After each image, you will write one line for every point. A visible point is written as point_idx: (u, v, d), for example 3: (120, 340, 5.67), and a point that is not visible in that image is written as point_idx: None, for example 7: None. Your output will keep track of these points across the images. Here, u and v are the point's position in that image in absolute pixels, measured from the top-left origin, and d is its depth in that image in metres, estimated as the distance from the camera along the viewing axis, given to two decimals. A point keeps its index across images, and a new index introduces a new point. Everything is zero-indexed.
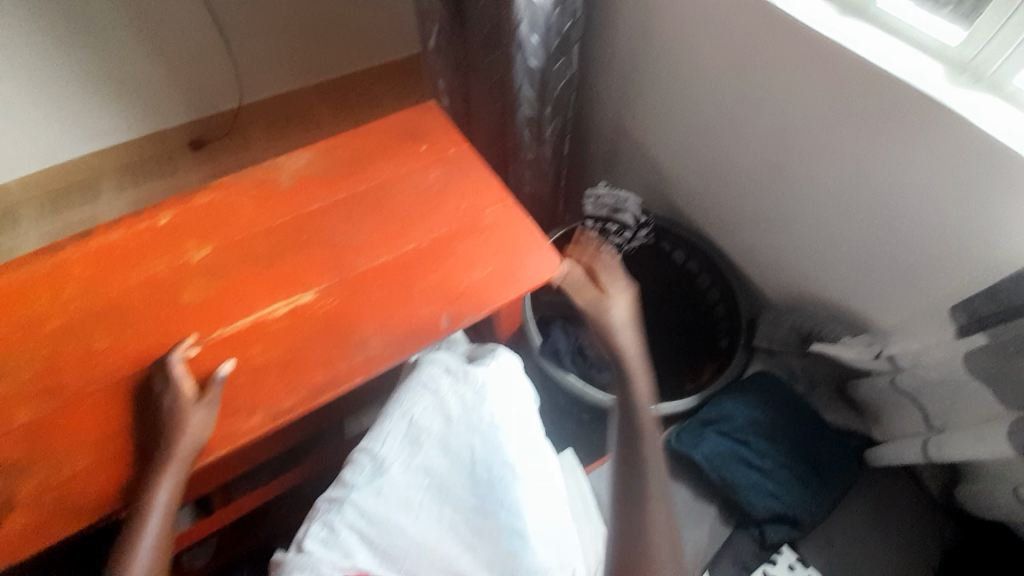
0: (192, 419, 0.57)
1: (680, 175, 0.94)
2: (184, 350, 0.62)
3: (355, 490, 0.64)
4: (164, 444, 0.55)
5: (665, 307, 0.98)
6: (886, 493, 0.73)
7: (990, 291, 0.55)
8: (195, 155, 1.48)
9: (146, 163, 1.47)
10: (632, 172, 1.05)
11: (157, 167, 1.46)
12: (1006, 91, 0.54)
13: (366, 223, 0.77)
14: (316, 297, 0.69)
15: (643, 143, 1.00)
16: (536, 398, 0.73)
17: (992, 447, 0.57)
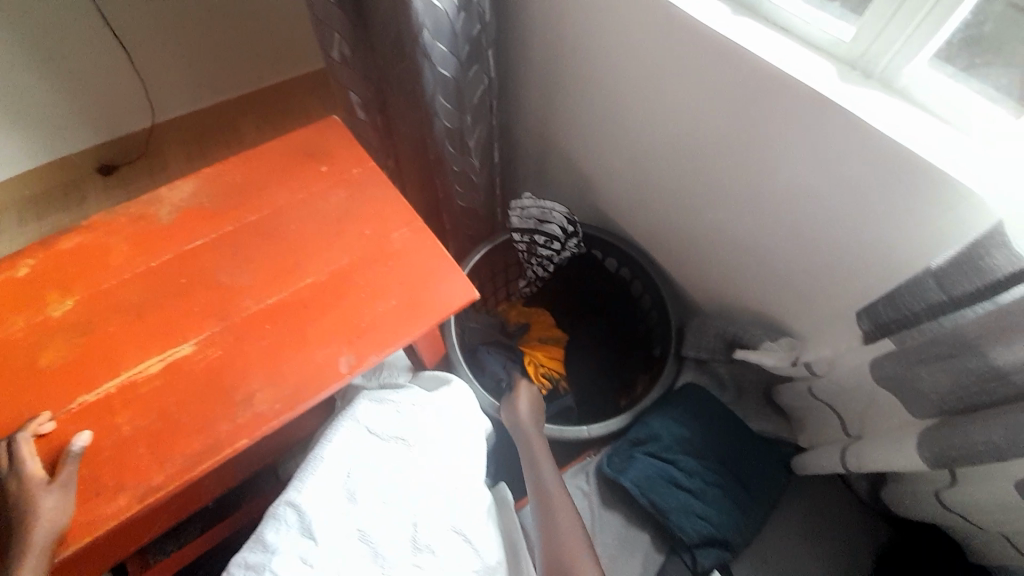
0: (44, 504, 0.53)
1: (612, 176, 0.96)
2: (35, 428, 0.58)
3: (277, 556, 0.59)
4: (17, 535, 0.53)
5: (607, 316, 1.03)
6: (817, 499, 0.72)
7: (890, 296, 0.51)
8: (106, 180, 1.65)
9: (52, 195, 1.62)
10: (565, 176, 1.11)
11: (64, 199, 1.61)
12: (897, 86, 0.55)
13: (254, 260, 0.72)
14: (196, 349, 0.64)
15: (571, 148, 1.04)
16: (463, 443, 0.72)
17: (902, 460, 0.54)
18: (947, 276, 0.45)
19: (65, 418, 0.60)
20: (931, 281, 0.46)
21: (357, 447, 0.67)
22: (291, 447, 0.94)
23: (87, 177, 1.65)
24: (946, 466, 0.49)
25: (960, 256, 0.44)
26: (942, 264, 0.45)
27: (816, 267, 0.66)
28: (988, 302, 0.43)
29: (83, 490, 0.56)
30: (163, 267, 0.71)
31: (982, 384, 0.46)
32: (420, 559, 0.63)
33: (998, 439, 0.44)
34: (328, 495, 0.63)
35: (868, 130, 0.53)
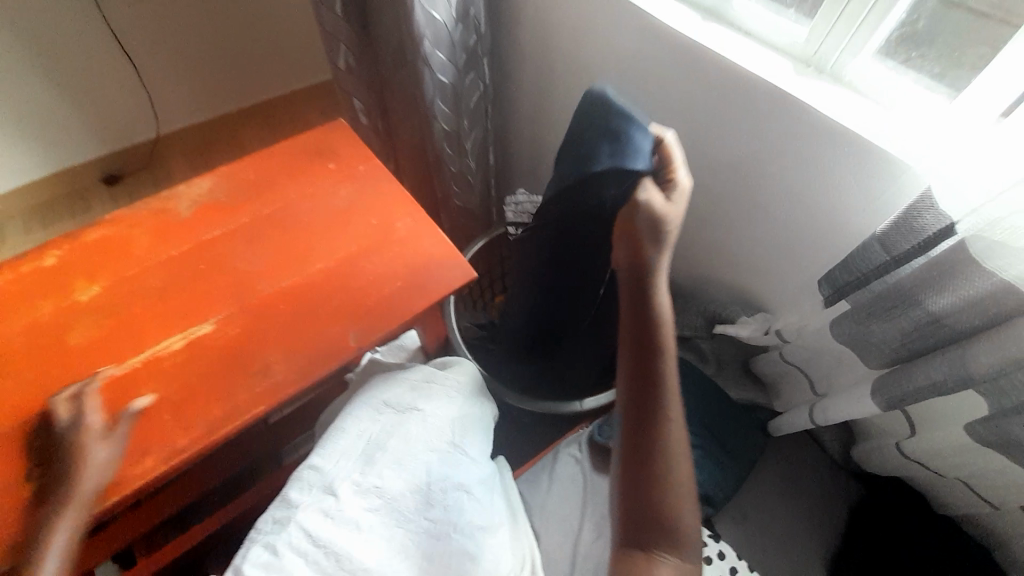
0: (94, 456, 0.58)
1: None
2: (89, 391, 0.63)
3: (301, 510, 0.65)
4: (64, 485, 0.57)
5: None
6: (795, 460, 0.78)
7: (843, 262, 0.58)
8: (111, 190, 1.71)
9: (56, 203, 1.67)
10: None
11: (69, 206, 1.67)
12: (845, 80, 0.63)
13: (269, 248, 0.78)
14: (216, 328, 0.70)
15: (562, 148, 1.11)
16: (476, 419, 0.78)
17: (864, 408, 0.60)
18: (890, 239, 0.52)
19: (91, 391, 0.65)
20: (878, 244, 0.54)
21: (374, 418, 0.72)
22: (299, 432, 0.98)
23: (93, 185, 1.71)
24: (897, 406, 0.57)
25: (898, 220, 0.51)
26: (885, 230, 0.52)
27: (786, 245, 0.73)
28: (922, 257, 0.52)
29: (115, 453, 0.61)
30: (183, 255, 0.77)
31: (920, 332, 0.54)
32: (435, 519, 0.67)
33: (937, 376, 0.52)
34: (350, 456, 0.69)
35: (822, 119, 0.59)
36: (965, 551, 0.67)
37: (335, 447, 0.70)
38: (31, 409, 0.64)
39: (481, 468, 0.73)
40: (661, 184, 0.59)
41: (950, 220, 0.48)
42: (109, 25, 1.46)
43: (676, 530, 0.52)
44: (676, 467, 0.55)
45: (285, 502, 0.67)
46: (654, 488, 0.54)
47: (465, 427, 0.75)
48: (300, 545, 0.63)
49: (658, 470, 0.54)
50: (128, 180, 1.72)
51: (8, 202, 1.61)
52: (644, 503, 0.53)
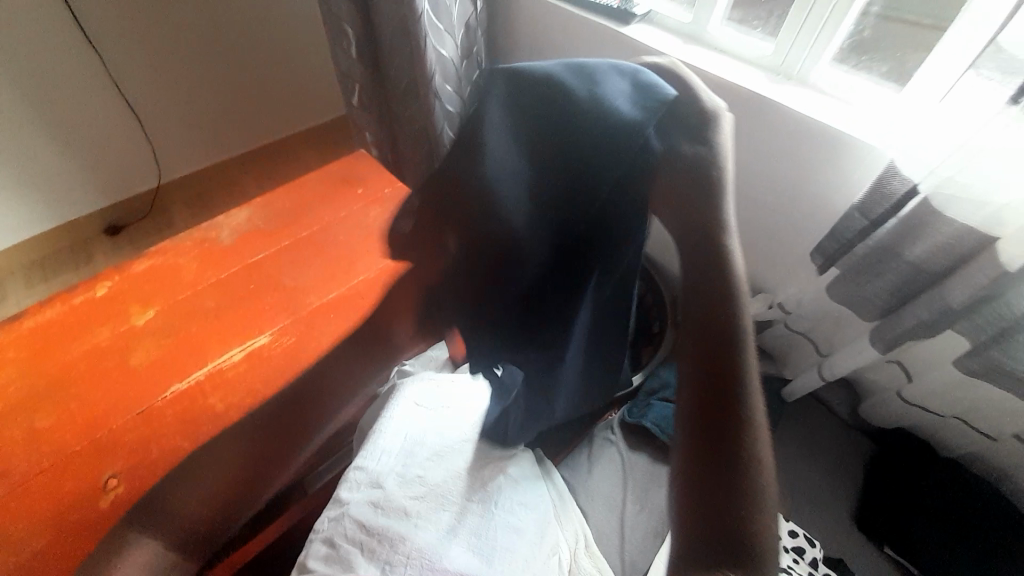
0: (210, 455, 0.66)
1: None
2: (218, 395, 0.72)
3: (352, 503, 0.69)
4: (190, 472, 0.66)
5: None
6: (810, 424, 0.89)
7: (831, 233, 0.70)
8: (115, 241, 1.55)
9: (54, 258, 1.50)
10: None
11: (68, 260, 1.50)
12: (810, 83, 0.74)
13: (314, 265, 0.84)
14: (272, 338, 0.76)
15: None
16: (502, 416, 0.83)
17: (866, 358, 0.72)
18: (864, 206, 0.65)
19: (160, 404, 0.69)
20: (857, 212, 0.66)
21: (410, 415, 0.78)
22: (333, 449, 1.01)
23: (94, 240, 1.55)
24: (893, 346, 0.69)
25: (872, 190, 0.63)
26: (862, 200, 0.65)
27: (776, 230, 0.83)
28: (893, 218, 0.63)
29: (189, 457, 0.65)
30: (231, 277, 0.83)
31: (906, 282, 0.64)
32: (477, 500, 0.70)
33: (923, 315, 0.64)
34: (392, 452, 0.75)
35: (796, 116, 0.70)
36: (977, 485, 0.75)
37: (377, 444, 0.75)
38: (98, 429, 0.67)
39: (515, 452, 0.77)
40: (685, 126, 0.41)
41: (913, 182, 0.60)
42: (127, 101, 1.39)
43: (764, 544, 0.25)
44: (760, 431, 0.28)
45: (337, 503, 0.71)
46: (749, 516, 0.25)
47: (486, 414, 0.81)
48: (356, 534, 0.66)
49: (738, 444, 0.26)
50: (132, 228, 1.58)
51: (5, 257, 1.43)
52: (718, 508, 0.25)
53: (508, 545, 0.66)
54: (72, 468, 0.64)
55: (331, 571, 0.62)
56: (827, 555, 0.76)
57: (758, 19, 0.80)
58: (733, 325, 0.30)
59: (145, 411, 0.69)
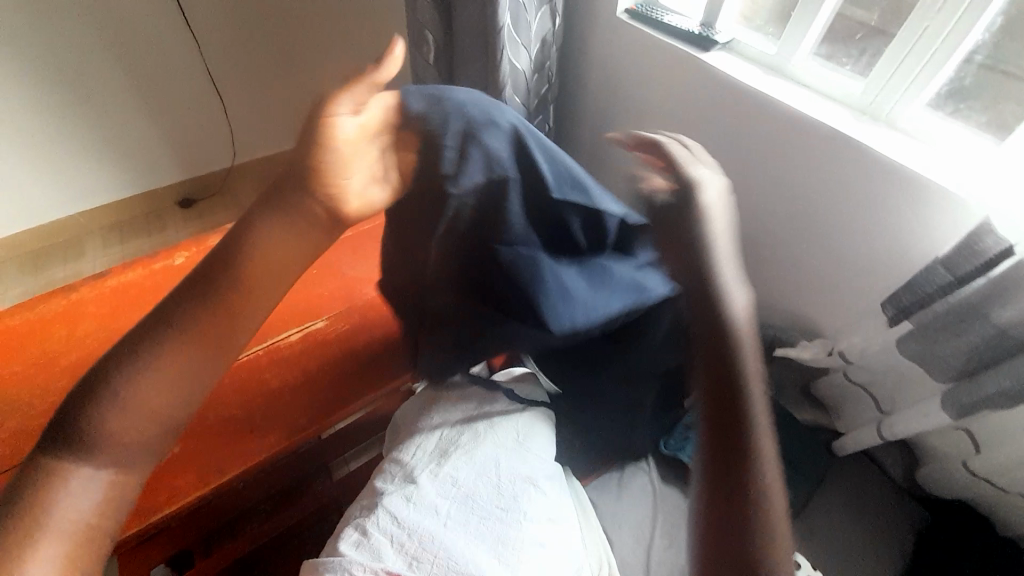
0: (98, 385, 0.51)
1: None
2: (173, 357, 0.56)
3: (387, 495, 0.71)
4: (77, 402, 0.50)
5: None
6: (862, 482, 0.83)
7: (908, 285, 0.67)
8: None
9: None
10: None
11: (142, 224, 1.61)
12: (898, 126, 0.72)
13: (372, 258, 0.88)
14: (328, 323, 0.81)
15: None
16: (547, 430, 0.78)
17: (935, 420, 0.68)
18: (949, 259, 0.62)
19: None
20: (939, 264, 0.63)
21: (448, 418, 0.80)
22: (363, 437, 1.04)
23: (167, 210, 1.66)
24: (968, 414, 0.65)
25: (960, 245, 0.60)
26: (947, 254, 0.62)
27: (843, 275, 0.79)
28: (982, 277, 0.59)
29: (242, 427, 0.70)
30: None
31: (985, 346, 0.61)
32: (506, 511, 0.69)
33: (1006, 384, 0.60)
34: (429, 451, 0.76)
35: (879, 158, 0.67)
36: (998, 559, 0.71)
37: (417, 441, 0.78)
38: None
39: (547, 465, 0.76)
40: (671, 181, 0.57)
41: (1008, 243, 0.57)
42: (212, 80, 1.48)
43: (772, 567, 0.44)
44: (770, 505, 0.47)
45: (372, 491, 0.74)
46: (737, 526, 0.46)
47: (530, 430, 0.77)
48: (387, 525, 0.68)
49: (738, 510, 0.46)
50: None
51: (88, 217, 1.56)
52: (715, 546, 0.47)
53: (533, 559, 0.66)
54: None
55: (360, 558, 0.65)
56: None
57: (849, 56, 0.77)
58: (746, 428, 0.49)
59: None
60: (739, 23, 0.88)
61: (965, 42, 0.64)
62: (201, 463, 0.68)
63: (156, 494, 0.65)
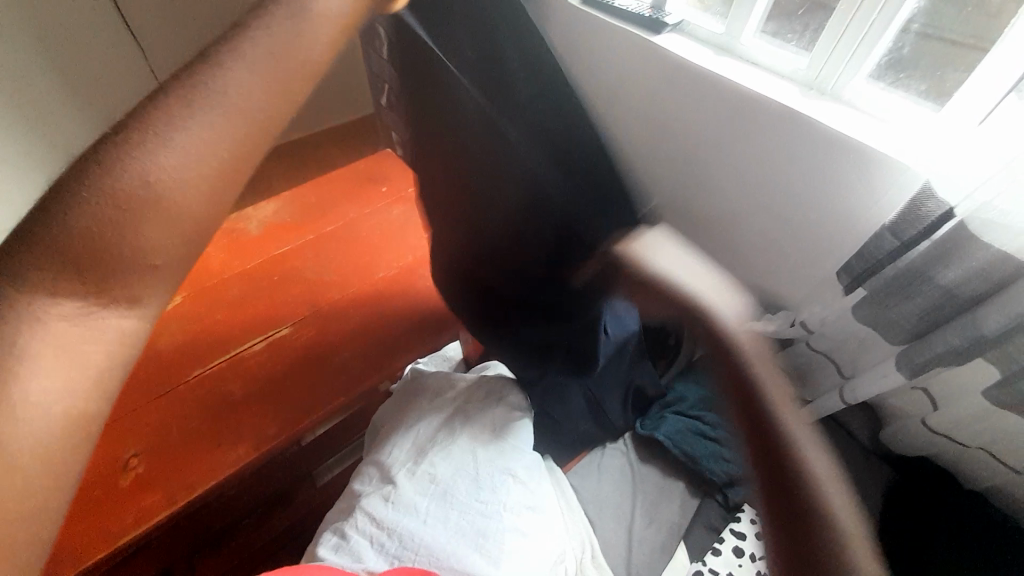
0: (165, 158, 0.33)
1: None
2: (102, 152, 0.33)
3: (366, 496, 0.72)
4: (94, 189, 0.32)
5: None
6: (828, 446, 0.87)
7: (860, 254, 0.69)
8: None
9: None
10: None
11: None
12: (843, 98, 0.73)
13: (335, 261, 0.86)
14: (293, 329, 0.78)
15: None
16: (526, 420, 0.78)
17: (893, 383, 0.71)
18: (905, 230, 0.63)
19: (184, 388, 0.73)
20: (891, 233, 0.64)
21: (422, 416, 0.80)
22: (345, 441, 1.03)
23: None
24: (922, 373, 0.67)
25: (904, 212, 0.63)
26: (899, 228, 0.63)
27: (803, 247, 0.81)
28: (927, 240, 0.62)
29: (208, 442, 0.69)
30: (257, 267, 0.85)
31: (936, 306, 0.63)
32: (487, 504, 0.69)
33: (955, 343, 0.62)
34: (408, 450, 0.76)
35: (827, 131, 0.68)
36: (965, 523, 0.73)
37: (393, 439, 0.78)
38: (128, 407, 0.71)
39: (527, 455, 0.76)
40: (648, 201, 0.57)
41: (948, 206, 0.59)
42: None
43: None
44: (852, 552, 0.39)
45: (351, 494, 0.74)
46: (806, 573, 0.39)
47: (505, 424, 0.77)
48: (367, 527, 0.68)
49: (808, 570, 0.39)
50: None
51: None
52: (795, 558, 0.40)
53: (518, 550, 0.65)
54: (103, 444, 0.68)
55: (341, 562, 0.64)
56: None
57: (793, 32, 0.79)
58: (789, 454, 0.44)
59: (168, 393, 0.72)
60: (690, 4, 0.88)
61: (902, 12, 0.66)
62: (169, 483, 0.66)
63: (124, 515, 0.63)
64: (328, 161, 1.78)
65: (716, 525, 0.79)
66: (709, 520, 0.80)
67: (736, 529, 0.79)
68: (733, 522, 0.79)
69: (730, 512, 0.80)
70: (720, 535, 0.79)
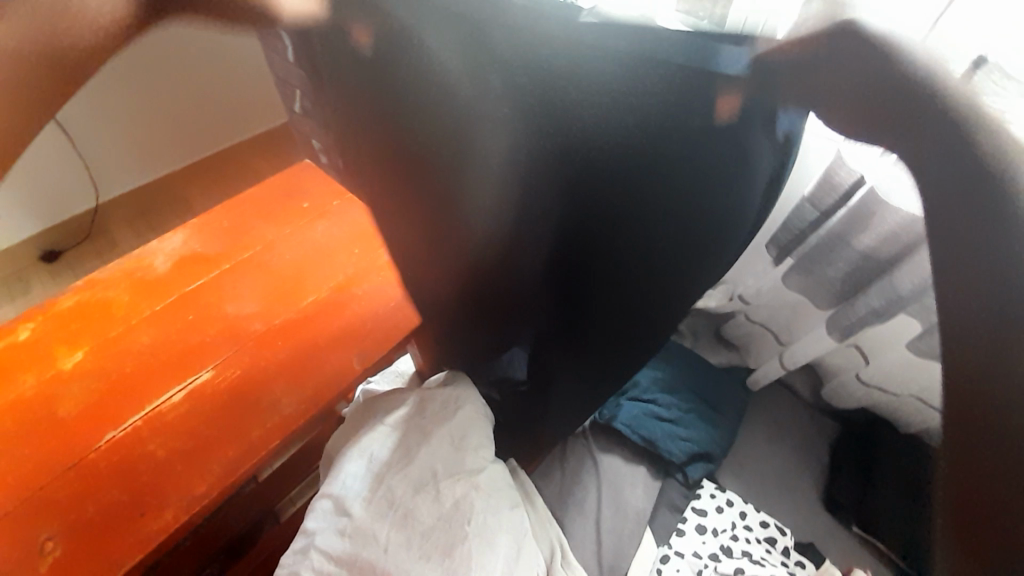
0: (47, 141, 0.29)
1: None
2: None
3: (319, 536, 0.67)
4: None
5: None
6: (776, 408, 0.91)
7: (786, 224, 0.70)
8: (51, 269, 1.45)
9: None
10: None
11: (7, 291, 1.40)
12: None
13: (256, 290, 0.79)
14: (216, 373, 0.72)
15: None
16: (482, 428, 0.74)
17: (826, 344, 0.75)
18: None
19: (94, 455, 0.65)
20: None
21: (370, 440, 0.75)
22: (300, 476, 0.97)
23: (19, 267, 1.44)
24: (851, 334, 0.73)
25: (820, 183, 0.64)
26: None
27: None
28: (842, 207, 0.63)
29: (130, 513, 0.62)
30: (168, 309, 0.77)
31: (855, 269, 0.66)
32: (449, 523, 0.66)
33: (875, 304, 0.66)
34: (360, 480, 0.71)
35: None
36: (897, 463, 0.79)
37: (340, 473, 0.72)
38: (30, 488, 0.63)
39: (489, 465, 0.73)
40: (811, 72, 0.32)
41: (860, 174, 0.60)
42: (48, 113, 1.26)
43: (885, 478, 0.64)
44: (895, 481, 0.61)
45: (303, 534, 0.69)
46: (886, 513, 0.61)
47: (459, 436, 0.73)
48: (323, 567, 0.65)
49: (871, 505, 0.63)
50: (70, 255, 1.47)
51: None
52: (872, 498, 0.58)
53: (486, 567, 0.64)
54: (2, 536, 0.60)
55: None
56: (798, 541, 0.79)
57: None
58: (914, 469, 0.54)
59: (77, 463, 0.65)
60: None
61: None
62: (89, 563, 0.60)
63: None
64: (251, 174, 1.66)
65: (678, 502, 0.81)
66: (671, 498, 0.82)
67: (697, 504, 0.81)
68: (694, 498, 0.82)
69: (691, 488, 0.82)
70: (683, 513, 0.80)
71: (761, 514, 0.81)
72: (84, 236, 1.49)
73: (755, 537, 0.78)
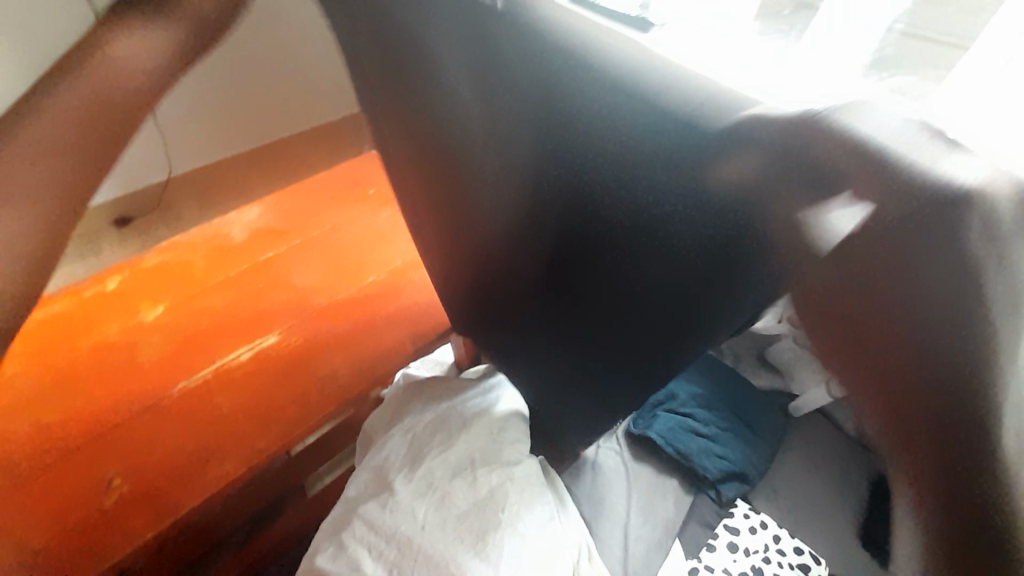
0: None
1: None
2: None
3: (363, 505, 0.71)
4: None
5: None
6: (818, 440, 0.90)
7: None
8: (121, 233, 1.57)
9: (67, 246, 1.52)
10: None
11: (82, 249, 1.52)
12: None
13: (324, 265, 0.85)
14: (281, 338, 0.77)
15: None
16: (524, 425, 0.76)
17: None
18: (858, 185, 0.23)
19: (167, 402, 0.71)
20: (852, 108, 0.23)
21: (413, 421, 0.78)
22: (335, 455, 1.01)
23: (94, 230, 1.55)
24: None
25: None
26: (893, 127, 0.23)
27: None
28: None
29: (194, 458, 0.67)
30: (241, 275, 0.83)
31: None
32: (487, 506, 0.68)
33: None
34: (404, 457, 0.74)
35: None
36: None
37: (384, 448, 0.76)
38: (104, 425, 0.69)
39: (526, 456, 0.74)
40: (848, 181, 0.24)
41: None
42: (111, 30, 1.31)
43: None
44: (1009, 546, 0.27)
45: (345, 502, 0.73)
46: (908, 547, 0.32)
47: (500, 428, 0.75)
48: (364, 536, 0.68)
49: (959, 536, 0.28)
50: (140, 222, 1.59)
51: None
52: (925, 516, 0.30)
53: (521, 553, 0.65)
54: (74, 466, 0.66)
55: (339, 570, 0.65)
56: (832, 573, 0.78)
57: None
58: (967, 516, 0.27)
59: (150, 407, 0.71)
60: None
61: None
62: (154, 502, 0.64)
63: (102, 540, 0.61)
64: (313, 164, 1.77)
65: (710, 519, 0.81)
66: (703, 514, 0.81)
67: (730, 522, 0.81)
68: (726, 517, 0.81)
69: (724, 507, 0.82)
70: (714, 530, 0.80)
71: (794, 541, 0.80)
72: (152, 207, 1.61)
73: (788, 562, 0.78)
